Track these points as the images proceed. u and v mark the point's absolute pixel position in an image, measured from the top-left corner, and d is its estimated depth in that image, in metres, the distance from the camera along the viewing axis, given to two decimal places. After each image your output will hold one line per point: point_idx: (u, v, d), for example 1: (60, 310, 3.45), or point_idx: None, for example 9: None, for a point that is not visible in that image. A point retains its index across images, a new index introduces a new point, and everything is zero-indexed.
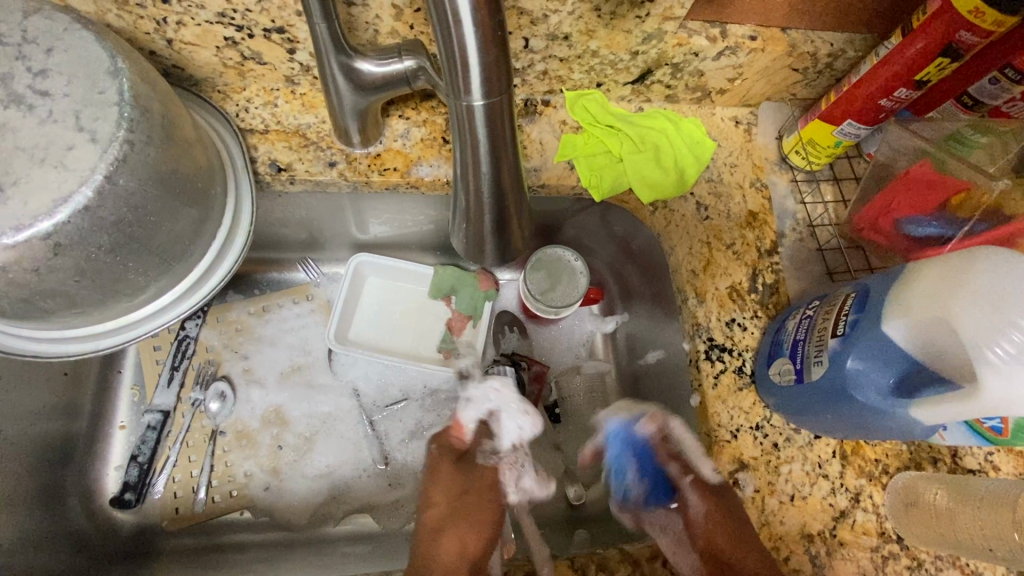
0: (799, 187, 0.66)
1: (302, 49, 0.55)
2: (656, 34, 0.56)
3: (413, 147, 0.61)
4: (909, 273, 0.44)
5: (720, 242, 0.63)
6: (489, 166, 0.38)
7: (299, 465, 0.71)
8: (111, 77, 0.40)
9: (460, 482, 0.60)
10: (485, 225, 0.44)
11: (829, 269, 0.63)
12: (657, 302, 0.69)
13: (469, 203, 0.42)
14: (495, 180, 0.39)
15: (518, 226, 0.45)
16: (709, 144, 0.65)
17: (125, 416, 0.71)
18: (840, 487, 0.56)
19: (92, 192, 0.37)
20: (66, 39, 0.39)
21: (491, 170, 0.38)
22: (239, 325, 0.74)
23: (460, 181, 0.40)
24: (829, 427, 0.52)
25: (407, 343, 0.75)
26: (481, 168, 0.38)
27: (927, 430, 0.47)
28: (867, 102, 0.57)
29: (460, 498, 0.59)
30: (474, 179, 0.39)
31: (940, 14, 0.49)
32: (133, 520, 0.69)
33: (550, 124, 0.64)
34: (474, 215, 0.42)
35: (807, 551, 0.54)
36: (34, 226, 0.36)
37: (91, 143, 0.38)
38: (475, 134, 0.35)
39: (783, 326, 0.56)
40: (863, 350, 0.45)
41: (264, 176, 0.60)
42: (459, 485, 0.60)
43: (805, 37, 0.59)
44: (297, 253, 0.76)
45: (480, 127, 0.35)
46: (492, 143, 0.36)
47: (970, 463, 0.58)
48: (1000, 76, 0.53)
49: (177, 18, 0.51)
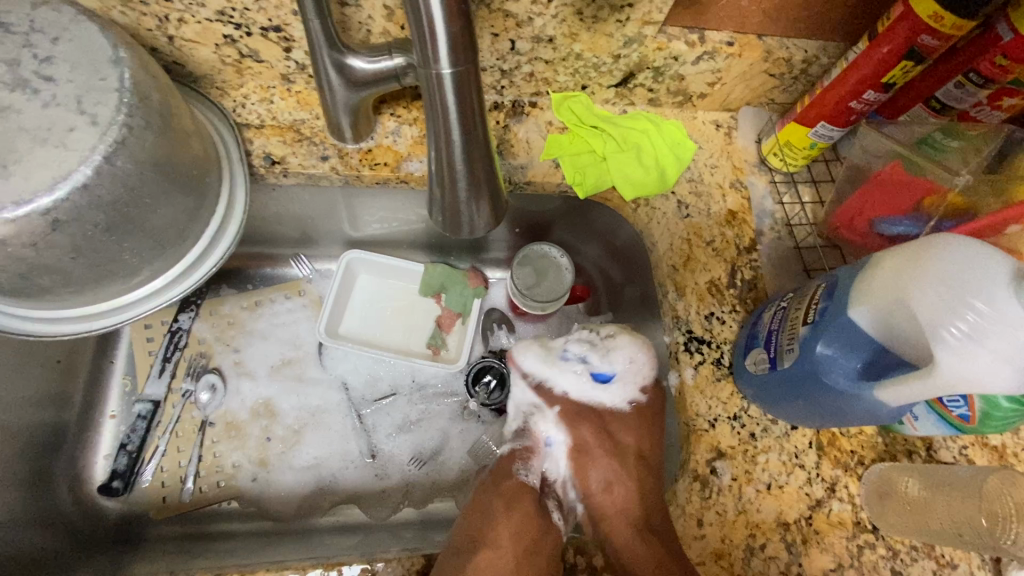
0: (777, 188, 0.68)
1: (298, 47, 0.57)
2: (636, 38, 0.59)
3: (404, 144, 0.64)
4: (873, 262, 0.46)
5: (700, 239, 0.64)
6: (461, 134, 0.38)
7: (287, 456, 0.72)
8: (113, 66, 0.42)
9: (536, 526, 0.62)
10: (460, 193, 0.42)
11: (806, 266, 0.65)
12: (641, 301, 0.71)
13: (443, 169, 0.40)
14: (468, 148, 0.39)
15: (493, 198, 0.44)
16: (690, 146, 0.67)
17: (116, 405, 0.72)
18: (816, 477, 0.57)
19: (91, 171, 0.39)
20: (72, 29, 0.42)
21: (467, 136, 0.38)
22: (231, 318, 0.76)
23: (435, 150, 0.40)
24: (803, 415, 0.53)
25: (396, 338, 0.78)
26: (453, 135, 0.38)
27: (893, 415, 0.48)
28: (838, 105, 0.60)
29: (534, 545, 0.60)
30: (447, 147, 0.39)
31: (902, 18, 0.52)
32: (120, 507, 0.69)
33: (536, 124, 0.66)
34: (449, 183, 0.41)
35: (782, 538, 0.55)
36: (34, 201, 0.38)
37: (92, 125, 0.40)
38: (448, 101, 0.36)
39: (759, 320, 0.58)
40: (831, 335, 0.47)
41: (258, 169, 0.62)
42: (522, 517, 0.63)
43: (781, 44, 0.62)
44: (290, 250, 0.78)
45: (451, 96, 0.36)
46: (462, 110, 0.36)
47: (945, 455, 0.59)
48: (965, 80, 0.56)
49: (179, 16, 0.53)
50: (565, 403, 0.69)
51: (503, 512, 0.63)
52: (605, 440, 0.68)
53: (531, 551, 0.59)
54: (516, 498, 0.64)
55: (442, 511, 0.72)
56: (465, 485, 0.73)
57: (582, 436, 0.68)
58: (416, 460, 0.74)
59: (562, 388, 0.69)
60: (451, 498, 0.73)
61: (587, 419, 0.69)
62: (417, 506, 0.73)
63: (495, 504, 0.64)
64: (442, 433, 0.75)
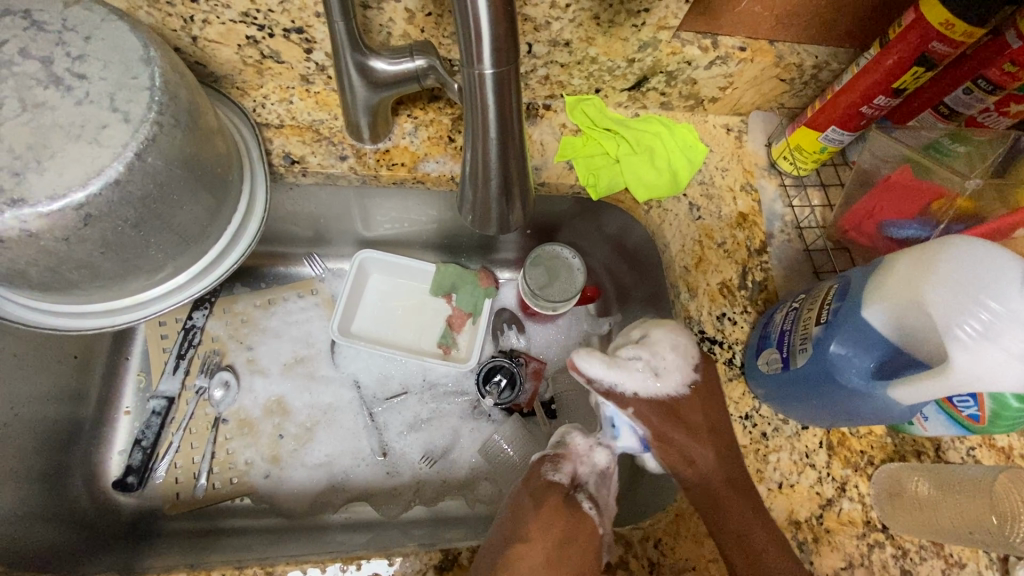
0: (787, 192, 0.69)
1: (319, 49, 0.58)
2: (651, 42, 0.60)
3: (421, 145, 0.64)
4: (887, 263, 0.46)
5: (711, 241, 0.65)
6: (499, 133, 0.38)
7: (299, 453, 0.73)
8: (144, 64, 0.43)
9: (566, 516, 0.52)
10: (492, 191, 0.43)
11: (816, 268, 0.66)
12: (651, 302, 0.72)
13: (478, 166, 0.41)
14: (504, 148, 0.40)
15: (525, 196, 0.45)
16: (702, 149, 0.68)
17: (131, 401, 0.73)
18: (827, 476, 0.58)
19: (123, 167, 0.40)
20: (104, 28, 0.43)
21: (501, 138, 0.39)
22: (244, 316, 0.77)
23: (471, 150, 0.41)
24: (815, 414, 0.54)
25: (408, 337, 0.78)
26: (489, 134, 0.38)
27: (905, 414, 0.49)
28: (848, 109, 0.61)
29: (567, 538, 0.51)
30: (484, 147, 0.40)
31: (913, 27, 0.53)
32: (134, 503, 0.70)
33: (550, 126, 0.67)
34: (483, 182, 0.42)
35: (794, 537, 0.56)
36: (68, 196, 0.38)
37: (124, 122, 0.41)
38: (487, 103, 0.36)
39: (771, 320, 0.59)
40: (844, 334, 0.47)
41: (277, 168, 0.63)
42: (563, 525, 0.51)
43: (792, 50, 0.63)
44: (304, 249, 0.78)
45: (491, 96, 0.36)
46: (501, 110, 0.37)
47: (953, 456, 0.60)
48: (973, 86, 0.57)
49: (204, 17, 0.54)
50: (636, 404, 0.56)
51: (533, 509, 0.52)
52: (675, 419, 0.56)
53: (565, 542, 0.51)
54: (542, 495, 0.54)
55: (453, 509, 0.73)
56: (475, 484, 0.74)
57: (657, 425, 0.56)
58: (428, 459, 0.74)
59: (630, 388, 0.56)
60: (462, 496, 0.74)
61: (658, 410, 0.56)
62: (428, 504, 0.73)
63: (524, 501, 0.54)
64: (453, 432, 0.76)
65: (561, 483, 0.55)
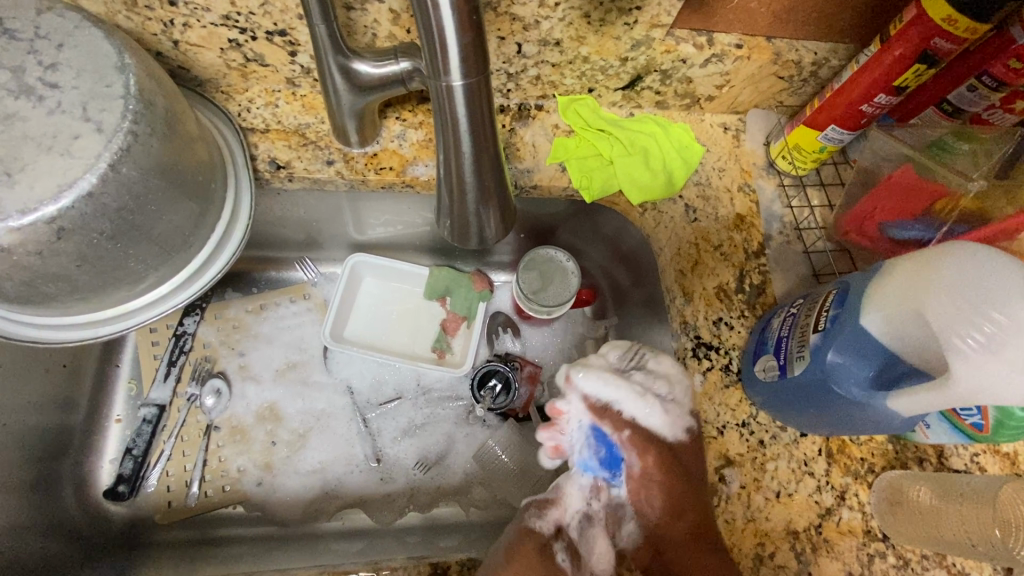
0: (786, 192, 0.67)
1: (303, 52, 0.57)
2: (644, 41, 0.58)
3: (409, 148, 0.63)
4: (887, 269, 0.45)
5: (708, 243, 0.64)
6: (473, 146, 0.37)
7: (291, 461, 0.72)
8: (118, 72, 0.41)
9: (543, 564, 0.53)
10: (471, 204, 0.42)
11: (815, 270, 0.64)
12: (648, 305, 0.71)
13: (453, 180, 0.40)
14: (478, 162, 0.39)
15: (505, 202, 0.43)
16: (698, 148, 0.67)
17: (122, 409, 0.72)
18: (826, 485, 0.57)
19: (96, 178, 0.39)
20: (76, 35, 0.41)
21: (477, 149, 0.38)
22: (236, 322, 0.76)
23: (446, 162, 0.39)
24: (812, 423, 0.53)
25: (402, 342, 0.77)
26: (464, 147, 0.37)
27: (905, 424, 0.47)
28: (849, 107, 0.59)
29: None
30: (458, 160, 0.38)
31: (914, 22, 0.51)
32: (126, 511, 0.69)
33: (542, 128, 0.66)
34: (459, 194, 0.41)
35: (792, 547, 0.54)
36: (39, 210, 0.37)
37: (97, 132, 0.39)
38: (459, 115, 0.35)
39: (768, 326, 0.57)
40: (843, 343, 0.46)
41: (263, 173, 0.62)
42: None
43: (790, 46, 0.61)
44: (295, 253, 0.78)
45: (464, 109, 0.35)
46: (474, 124, 0.36)
47: (956, 463, 0.58)
48: (977, 83, 0.55)
49: (184, 21, 0.53)
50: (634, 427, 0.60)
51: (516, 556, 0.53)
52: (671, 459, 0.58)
53: None
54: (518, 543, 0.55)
55: (448, 516, 0.72)
56: (469, 491, 0.73)
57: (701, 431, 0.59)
58: (421, 465, 0.74)
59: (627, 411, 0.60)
60: (456, 502, 0.73)
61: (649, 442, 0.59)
62: (422, 511, 0.72)
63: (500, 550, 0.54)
64: (448, 437, 0.75)
65: (542, 533, 0.56)
